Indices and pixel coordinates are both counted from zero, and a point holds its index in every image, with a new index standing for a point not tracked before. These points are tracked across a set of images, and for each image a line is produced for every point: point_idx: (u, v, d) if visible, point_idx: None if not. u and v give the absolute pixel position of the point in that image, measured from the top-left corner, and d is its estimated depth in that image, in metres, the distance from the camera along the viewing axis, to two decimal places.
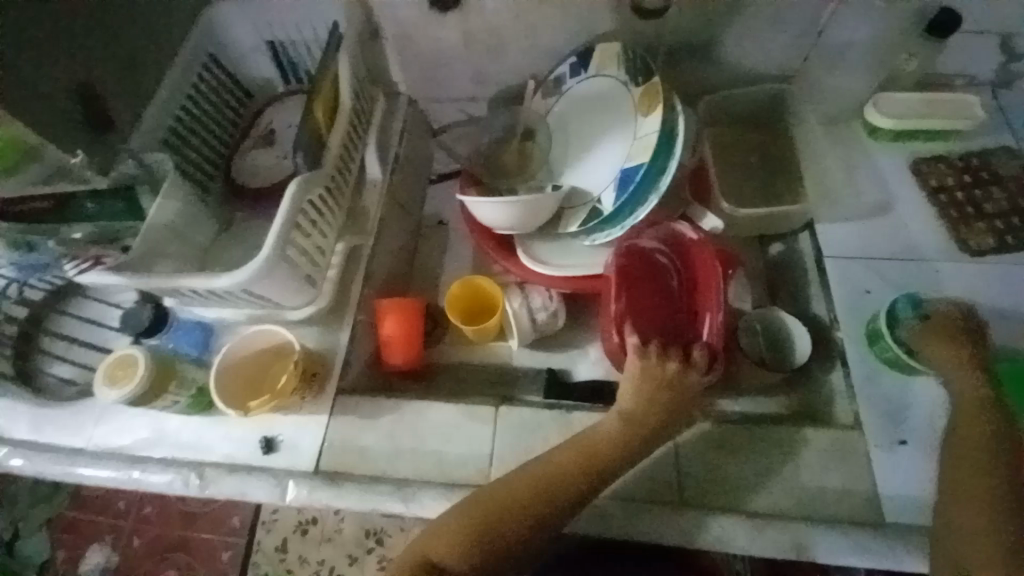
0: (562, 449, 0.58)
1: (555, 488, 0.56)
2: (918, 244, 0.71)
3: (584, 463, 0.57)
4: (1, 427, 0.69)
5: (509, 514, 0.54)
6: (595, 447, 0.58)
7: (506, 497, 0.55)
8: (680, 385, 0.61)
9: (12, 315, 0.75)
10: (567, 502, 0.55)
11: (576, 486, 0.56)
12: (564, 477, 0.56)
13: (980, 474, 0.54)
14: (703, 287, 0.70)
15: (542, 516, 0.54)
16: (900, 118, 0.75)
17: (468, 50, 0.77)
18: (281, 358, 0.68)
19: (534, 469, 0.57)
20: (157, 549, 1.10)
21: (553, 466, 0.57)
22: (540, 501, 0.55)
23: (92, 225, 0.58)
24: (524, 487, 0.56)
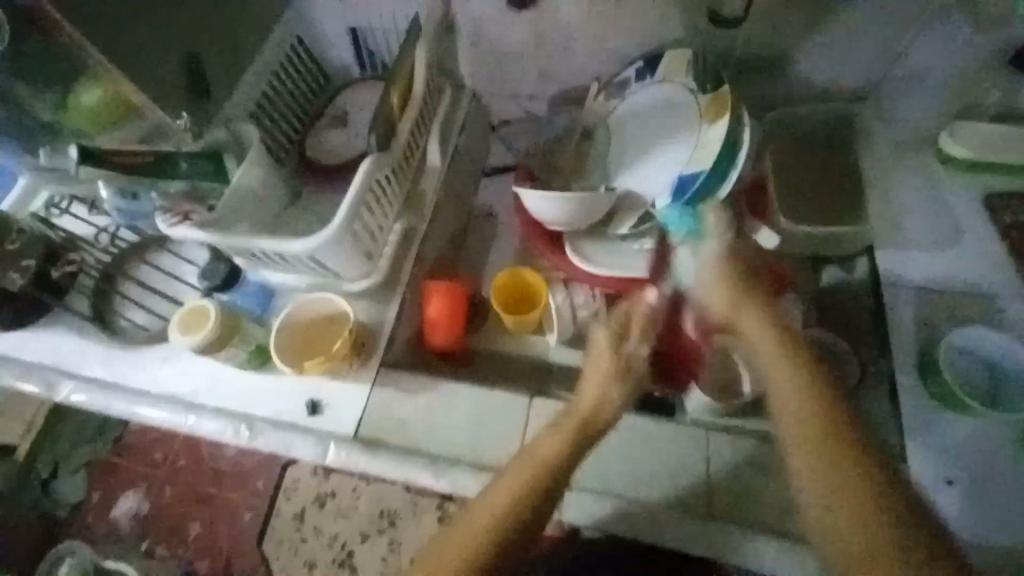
0: (520, 461, 0.56)
1: (523, 502, 0.53)
2: (980, 280, 0.69)
3: (542, 471, 0.54)
4: (72, 362, 0.75)
5: (489, 538, 0.52)
6: (546, 458, 0.55)
7: (480, 526, 0.53)
8: (626, 369, 0.59)
9: (100, 260, 0.83)
10: (538, 508, 0.54)
11: (529, 506, 0.53)
12: (527, 495, 0.53)
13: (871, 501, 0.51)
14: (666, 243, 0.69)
15: (524, 530, 0.53)
16: (976, 149, 0.72)
17: (539, 51, 0.79)
18: (335, 326, 0.71)
19: (498, 492, 0.55)
20: (184, 501, 1.17)
21: (511, 488, 0.54)
22: (513, 519, 0.53)
23: (183, 183, 0.64)
24: (494, 513, 0.53)
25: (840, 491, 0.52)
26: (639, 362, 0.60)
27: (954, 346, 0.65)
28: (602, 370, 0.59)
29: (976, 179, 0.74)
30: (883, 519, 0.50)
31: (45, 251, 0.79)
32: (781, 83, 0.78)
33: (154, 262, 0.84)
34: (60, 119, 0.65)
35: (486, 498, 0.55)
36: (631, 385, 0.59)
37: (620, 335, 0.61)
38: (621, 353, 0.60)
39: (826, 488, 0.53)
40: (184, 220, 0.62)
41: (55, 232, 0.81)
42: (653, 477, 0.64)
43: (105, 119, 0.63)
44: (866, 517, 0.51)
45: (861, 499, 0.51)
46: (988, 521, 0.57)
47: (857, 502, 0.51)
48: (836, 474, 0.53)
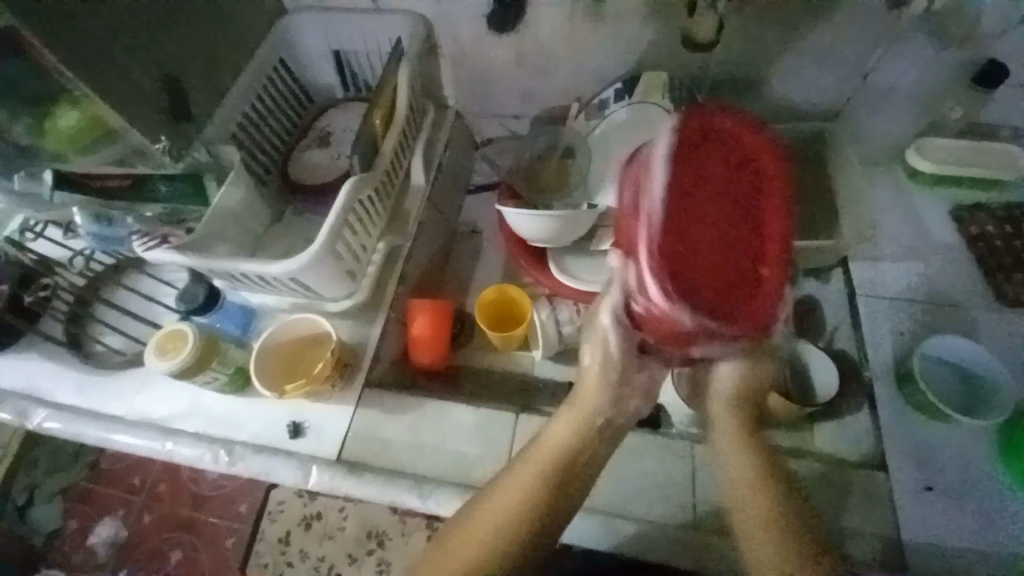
0: (532, 452, 0.59)
1: (543, 493, 0.56)
2: (953, 290, 0.71)
3: (555, 458, 0.58)
4: (48, 387, 0.74)
5: (511, 524, 0.54)
6: (558, 447, 0.58)
7: (494, 519, 0.55)
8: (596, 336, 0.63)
9: (74, 283, 0.81)
10: (558, 498, 0.56)
11: (549, 488, 0.56)
12: (546, 483, 0.56)
13: (779, 500, 0.58)
14: (631, 233, 0.59)
15: (549, 516, 0.56)
16: (941, 162, 0.75)
17: (519, 70, 0.80)
18: (319, 346, 0.71)
19: (516, 481, 0.57)
20: (166, 527, 1.13)
21: (526, 479, 0.56)
22: (539, 505, 0.55)
23: (162, 207, 0.65)
24: (518, 501, 0.55)
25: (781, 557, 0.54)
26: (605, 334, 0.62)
27: (928, 355, 0.66)
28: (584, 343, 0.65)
29: (943, 192, 0.77)
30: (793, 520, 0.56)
31: (19, 275, 0.77)
32: (756, 101, 0.80)
33: (132, 284, 0.83)
34: (36, 142, 0.64)
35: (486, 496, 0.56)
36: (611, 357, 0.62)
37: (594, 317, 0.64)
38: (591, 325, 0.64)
39: (745, 489, 0.59)
40: (162, 243, 0.60)
41: (28, 255, 0.80)
42: (641, 493, 0.64)
43: (81, 140, 0.62)
44: (776, 529, 0.56)
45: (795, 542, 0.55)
46: (967, 528, 0.58)
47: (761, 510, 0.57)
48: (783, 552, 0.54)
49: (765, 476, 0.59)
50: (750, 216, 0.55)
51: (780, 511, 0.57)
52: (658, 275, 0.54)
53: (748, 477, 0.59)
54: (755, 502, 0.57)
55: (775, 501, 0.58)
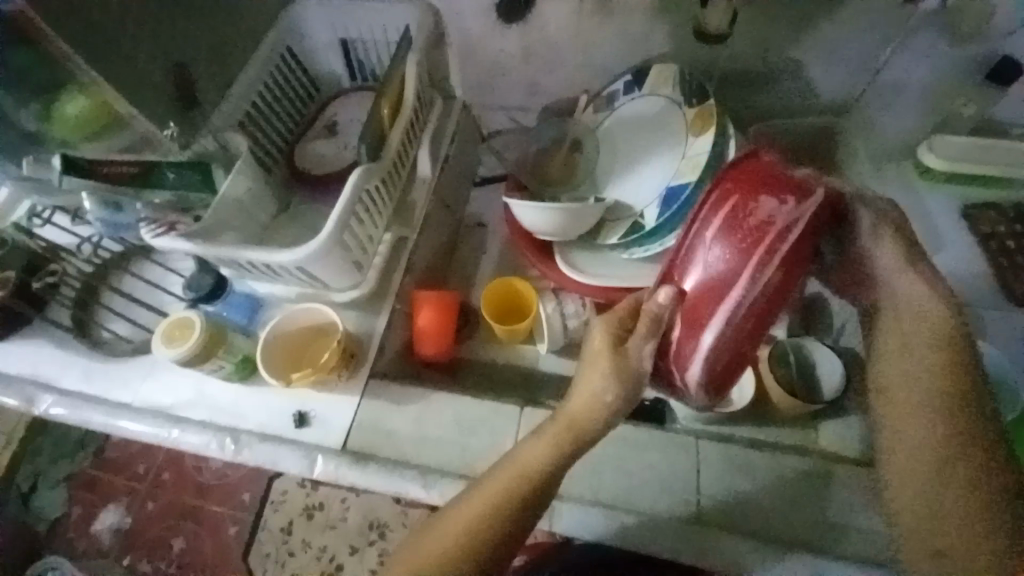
0: (500, 470, 0.57)
1: (498, 517, 0.55)
2: (961, 288, 0.71)
3: (519, 482, 0.55)
4: (54, 373, 0.74)
5: (471, 537, 0.54)
6: (528, 468, 0.56)
7: (466, 520, 0.55)
8: (622, 371, 0.55)
9: (81, 270, 0.82)
10: (512, 525, 0.55)
11: (513, 506, 0.55)
12: (509, 500, 0.55)
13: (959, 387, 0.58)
14: (701, 297, 0.55)
15: (496, 544, 0.55)
16: (952, 160, 0.74)
17: (527, 63, 0.80)
18: (325, 336, 0.71)
19: (475, 501, 0.56)
20: (169, 515, 1.14)
21: (493, 493, 0.56)
22: (489, 532, 0.54)
23: (169, 194, 0.64)
24: (467, 524, 0.55)
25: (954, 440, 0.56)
26: (639, 368, 0.55)
27: None
28: (603, 369, 0.55)
29: (952, 189, 0.76)
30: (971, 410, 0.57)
31: (25, 262, 0.79)
32: (764, 97, 0.80)
33: (138, 272, 0.83)
34: (44, 129, 0.64)
35: (470, 498, 0.57)
36: (628, 393, 0.55)
37: (623, 334, 0.57)
38: (620, 356, 0.56)
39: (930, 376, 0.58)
40: (170, 230, 0.60)
41: (37, 242, 0.81)
42: (645, 487, 0.64)
43: (89, 128, 0.62)
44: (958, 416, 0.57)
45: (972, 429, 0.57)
46: None
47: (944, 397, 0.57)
48: (958, 440, 0.56)
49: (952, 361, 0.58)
50: (775, 316, 0.59)
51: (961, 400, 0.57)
52: (705, 376, 0.56)
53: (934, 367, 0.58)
54: (937, 390, 0.58)
55: (958, 391, 0.57)
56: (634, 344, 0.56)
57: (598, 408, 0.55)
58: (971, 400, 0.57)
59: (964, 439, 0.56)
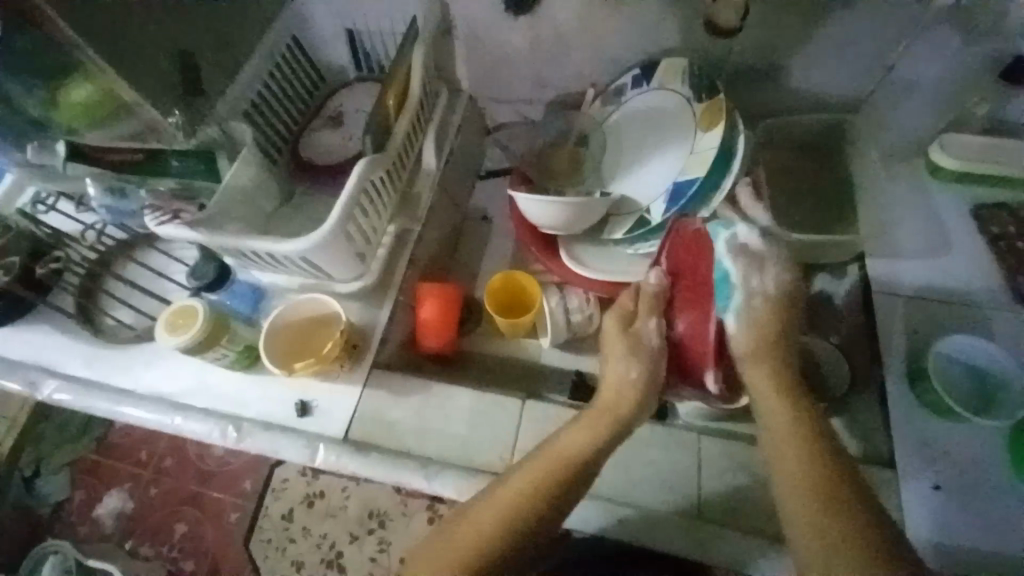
0: (539, 457, 0.57)
1: (537, 501, 0.54)
2: (970, 290, 0.70)
3: (559, 468, 0.55)
4: (58, 360, 0.74)
5: (504, 528, 0.53)
6: (568, 451, 0.56)
7: (494, 515, 0.54)
8: (636, 346, 0.63)
9: (84, 257, 0.82)
10: (552, 511, 0.54)
11: (545, 495, 0.54)
12: (546, 488, 0.54)
13: (814, 455, 0.54)
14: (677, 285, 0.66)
15: (538, 524, 0.54)
16: (966, 160, 0.73)
17: (535, 54, 0.79)
18: (326, 327, 0.71)
19: (510, 486, 0.55)
20: (172, 500, 1.15)
21: (528, 480, 0.55)
22: (524, 509, 0.53)
23: (175, 181, 0.65)
24: (505, 510, 0.54)
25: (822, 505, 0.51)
26: (650, 342, 0.63)
27: (942, 355, 0.65)
28: (619, 351, 0.63)
29: (962, 190, 0.75)
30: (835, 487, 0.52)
31: (30, 248, 0.79)
32: (774, 94, 0.79)
33: (143, 260, 0.83)
34: (48, 115, 0.64)
35: (490, 494, 0.56)
36: (648, 368, 0.61)
37: (628, 316, 0.65)
38: (632, 333, 0.64)
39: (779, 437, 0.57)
40: (173, 219, 0.60)
41: (40, 228, 0.79)
42: (645, 482, 0.64)
43: (96, 114, 0.63)
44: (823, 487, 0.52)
45: (842, 519, 0.50)
46: (971, 527, 0.58)
47: (804, 458, 0.54)
48: (829, 512, 0.51)
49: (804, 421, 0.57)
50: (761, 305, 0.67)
51: (824, 469, 0.53)
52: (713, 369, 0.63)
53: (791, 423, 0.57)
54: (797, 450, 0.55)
55: (820, 467, 0.54)
56: (641, 324, 0.65)
57: (620, 392, 0.60)
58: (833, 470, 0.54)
59: (844, 510, 0.51)
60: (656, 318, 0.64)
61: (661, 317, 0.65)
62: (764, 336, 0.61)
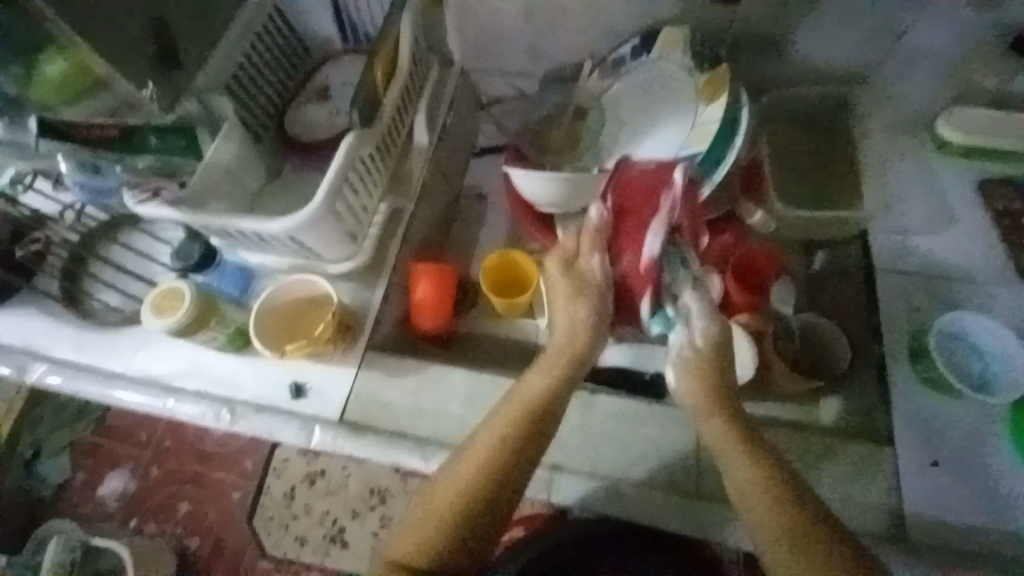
0: (502, 411, 0.56)
1: (506, 453, 0.53)
2: (973, 266, 0.68)
3: (521, 420, 0.54)
4: (46, 344, 0.73)
5: (467, 499, 0.52)
6: (529, 404, 0.55)
7: (462, 480, 0.53)
8: (583, 288, 0.61)
9: (65, 239, 0.79)
10: (523, 461, 0.53)
11: (511, 450, 0.53)
12: (512, 445, 0.53)
13: (765, 480, 0.53)
14: (630, 213, 0.64)
15: (507, 484, 0.53)
16: (970, 133, 0.70)
17: (530, 23, 0.76)
18: (317, 308, 0.69)
19: (478, 446, 0.54)
20: (173, 481, 1.15)
21: (495, 433, 0.54)
22: (493, 471, 0.53)
23: (152, 157, 0.65)
24: (476, 463, 0.53)
25: (791, 528, 0.50)
26: (595, 278, 0.61)
27: (945, 331, 0.64)
28: (563, 294, 0.61)
29: (971, 164, 0.73)
30: (785, 497, 0.52)
31: (11, 231, 0.77)
32: (777, 65, 0.76)
33: (126, 242, 0.81)
34: (23, 91, 0.61)
35: (456, 459, 0.55)
36: (598, 305, 0.60)
37: (571, 256, 0.63)
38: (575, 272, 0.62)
39: (735, 471, 0.54)
40: (154, 197, 0.58)
41: (20, 210, 0.78)
42: (642, 461, 0.64)
43: (71, 89, 0.59)
44: (774, 507, 0.52)
45: (796, 518, 0.51)
46: (969, 504, 0.58)
47: (758, 485, 0.53)
48: (786, 516, 0.51)
49: (754, 454, 0.54)
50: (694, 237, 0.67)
51: (776, 488, 0.52)
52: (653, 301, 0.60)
53: (738, 462, 0.54)
54: (747, 473, 0.53)
55: (774, 486, 0.53)
56: (585, 262, 0.62)
57: (571, 330, 0.59)
58: (784, 480, 0.53)
59: (802, 508, 0.51)
60: (598, 257, 0.62)
61: (604, 253, 0.62)
62: (711, 356, 0.58)
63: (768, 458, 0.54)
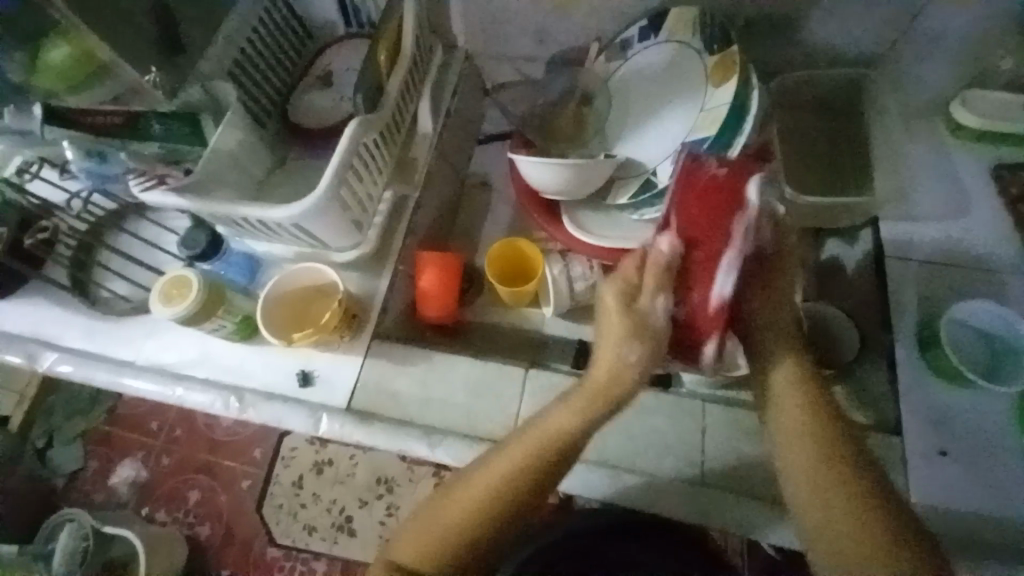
0: (526, 436, 0.55)
1: (524, 481, 0.53)
2: (986, 253, 0.67)
3: (546, 451, 0.54)
4: (57, 333, 0.74)
5: (480, 518, 0.53)
6: (554, 434, 0.54)
7: (478, 497, 0.54)
8: (640, 329, 0.54)
9: (75, 228, 0.80)
10: (541, 485, 0.54)
11: (529, 478, 0.53)
12: (530, 472, 0.53)
13: (831, 460, 0.53)
14: (698, 240, 0.57)
15: (516, 508, 0.54)
16: (987, 118, 0.70)
17: (535, 7, 0.75)
18: (324, 296, 0.69)
19: (498, 465, 0.55)
20: (184, 469, 1.16)
21: (515, 458, 0.54)
22: (510, 495, 0.53)
23: (157, 146, 0.62)
24: (492, 487, 0.54)
25: (856, 530, 0.50)
26: (656, 320, 0.55)
27: (955, 321, 0.64)
28: (616, 334, 0.54)
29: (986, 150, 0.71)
30: (853, 476, 0.52)
31: (20, 220, 0.77)
32: (785, 46, 0.75)
33: (135, 231, 0.81)
34: (30, 79, 0.61)
35: (482, 466, 0.56)
36: (655, 351, 0.54)
37: (632, 289, 0.56)
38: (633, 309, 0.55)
39: (787, 437, 0.55)
40: (160, 184, 0.59)
41: (28, 199, 0.78)
42: (651, 450, 0.63)
43: (77, 76, 0.59)
44: (841, 488, 0.52)
45: (858, 510, 0.51)
46: (980, 492, 0.58)
47: (824, 460, 0.53)
48: (845, 497, 0.52)
49: (821, 428, 0.55)
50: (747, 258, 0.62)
51: (843, 473, 0.52)
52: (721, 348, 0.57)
53: (811, 434, 0.54)
54: (807, 456, 0.54)
55: (841, 465, 0.53)
56: (646, 300, 0.55)
57: (625, 377, 0.54)
58: (854, 462, 0.53)
59: (868, 499, 0.51)
60: (665, 299, 0.55)
61: (671, 293, 0.55)
62: (788, 333, 0.60)
63: (842, 441, 0.54)
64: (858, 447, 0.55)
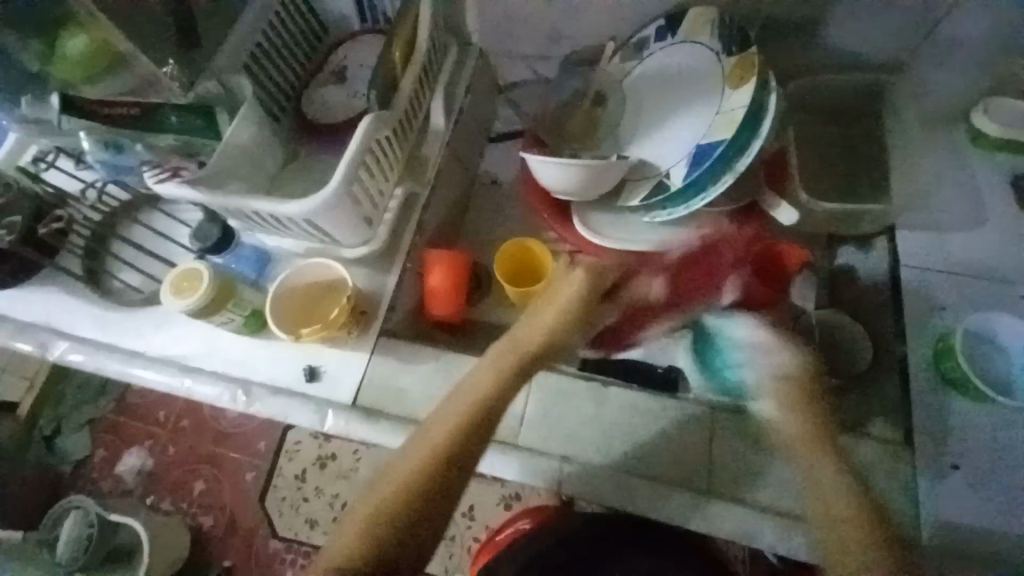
0: (453, 402, 0.52)
1: (457, 442, 0.49)
2: (1005, 265, 0.66)
3: (475, 406, 0.51)
4: (69, 322, 0.74)
5: (408, 492, 0.47)
6: (484, 392, 0.52)
7: (409, 469, 0.48)
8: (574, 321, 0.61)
9: (88, 217, 0.80)
10: (473, 443, 0.49)
11: (463, 436, 0.49)
12: (464, 428, 0.50)
13: (849, 513, 0.50)
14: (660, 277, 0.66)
15: (452, 476, 0.48)
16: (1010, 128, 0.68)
17: (551, 6, 0.75)
18: (332, 292, 0.69)
19: (428, 435, 0.50)
20: (189, 459, 1.17)
21: (449, 419, 0.50)
22: (446, 460, 0.48)
23: (173, 137, 0.62)
24: (420, 457, 0.48)
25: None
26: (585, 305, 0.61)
27: (972, 333, 0.63)
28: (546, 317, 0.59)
29: (1006, 161, 0.70)
30: (877, 531, 0.49)
31: (33, 209, 0.76)
32: (805, 49, 0.74)
33: (148, 222, 0.81)
34: (49, 69, 0.62)
35: (409, 447, 0.50)
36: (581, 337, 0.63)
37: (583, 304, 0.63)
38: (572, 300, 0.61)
39: (816, 490, 0.52)
40: (172, 175, 0.60)
41: (42, 187, 0.79)
42: (655, 455, 0.62)
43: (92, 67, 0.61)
44: (861, 546, 0.49)
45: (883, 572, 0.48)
46: (992, 509, 0.57)
47: (845, 515, 0.50)
48: (870, 560, 0.48)
49: (849, 486, 0.51)
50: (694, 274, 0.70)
51: (874, 530, 0.49)
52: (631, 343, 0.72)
53: (830, 481, 0.52)
54: (841, 511, 0.50)
55: (864, 523, 0.50)
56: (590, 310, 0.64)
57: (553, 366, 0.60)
58: (875, 518, 0.50)
59: (892, 556, 0.48)
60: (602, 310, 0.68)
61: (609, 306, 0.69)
62: (802, 385, 0.56)
63: (862, 495, 0.51)
64: (881, 513, 0.51)
